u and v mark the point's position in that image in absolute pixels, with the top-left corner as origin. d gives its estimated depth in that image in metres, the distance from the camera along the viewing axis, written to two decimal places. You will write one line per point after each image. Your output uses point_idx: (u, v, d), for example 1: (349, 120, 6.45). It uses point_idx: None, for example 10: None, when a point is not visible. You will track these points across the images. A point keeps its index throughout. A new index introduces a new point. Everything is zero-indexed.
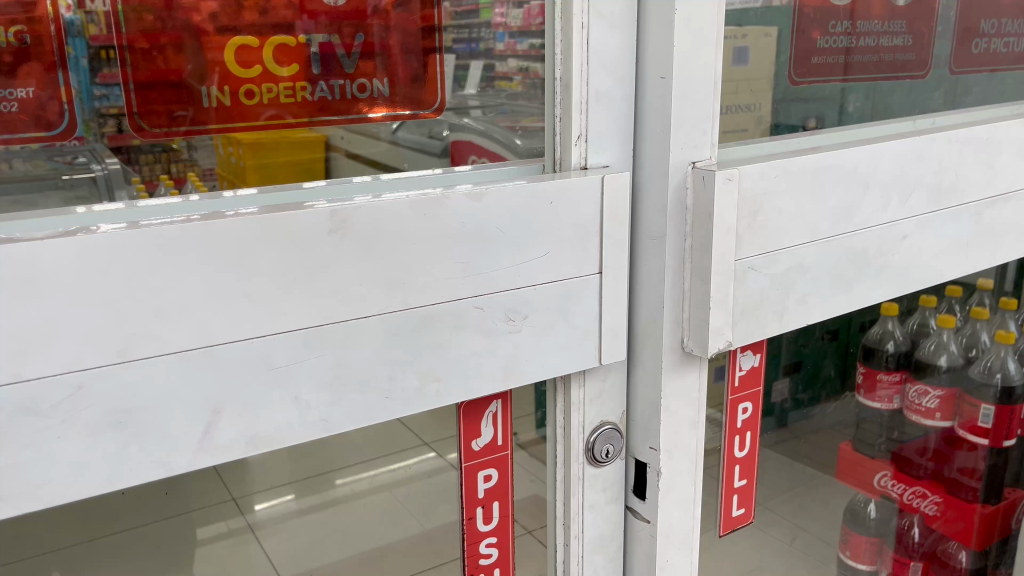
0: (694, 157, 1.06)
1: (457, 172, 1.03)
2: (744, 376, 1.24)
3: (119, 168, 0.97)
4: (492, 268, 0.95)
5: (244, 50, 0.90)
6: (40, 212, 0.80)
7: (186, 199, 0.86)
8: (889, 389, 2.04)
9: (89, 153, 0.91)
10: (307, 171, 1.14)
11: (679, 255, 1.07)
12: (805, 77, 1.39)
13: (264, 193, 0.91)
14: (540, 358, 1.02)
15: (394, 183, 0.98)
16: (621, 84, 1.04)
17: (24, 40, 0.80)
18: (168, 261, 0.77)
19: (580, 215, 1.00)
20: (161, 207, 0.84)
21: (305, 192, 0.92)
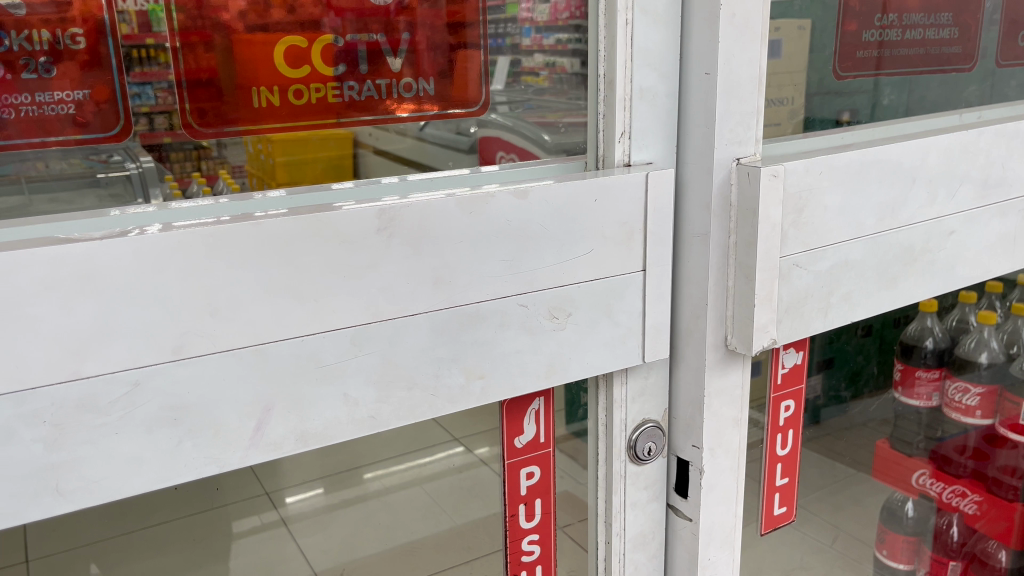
0: (739, 153, 1.05)
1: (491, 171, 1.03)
2: (786, 374, 1.23)
3: (154, 166, 0.87)
4: (536, 266, 0.95)
5: (293, 50, 0.90)
6: (86, 215, 0.81)
7: (217, 201, 0.87)
8: (928, 387, 2.03)
9: (127, 153, 0.84)
10: (341, 172, 1.01)
11: (723, 251, 1.07)
12: (849, 72, 1.36)
13: (298, 195, 0.92)
14: (585, 358, 1.01)
15: (430, 183, 0.99)
16: (664, 80, 1.03)
17: (82, 43, 0.79)
18: (220, 260, 0.78)
19: (625, 213, 0.99)
20: (195, 208, 0.86)
21: (334, 193, 0.93)
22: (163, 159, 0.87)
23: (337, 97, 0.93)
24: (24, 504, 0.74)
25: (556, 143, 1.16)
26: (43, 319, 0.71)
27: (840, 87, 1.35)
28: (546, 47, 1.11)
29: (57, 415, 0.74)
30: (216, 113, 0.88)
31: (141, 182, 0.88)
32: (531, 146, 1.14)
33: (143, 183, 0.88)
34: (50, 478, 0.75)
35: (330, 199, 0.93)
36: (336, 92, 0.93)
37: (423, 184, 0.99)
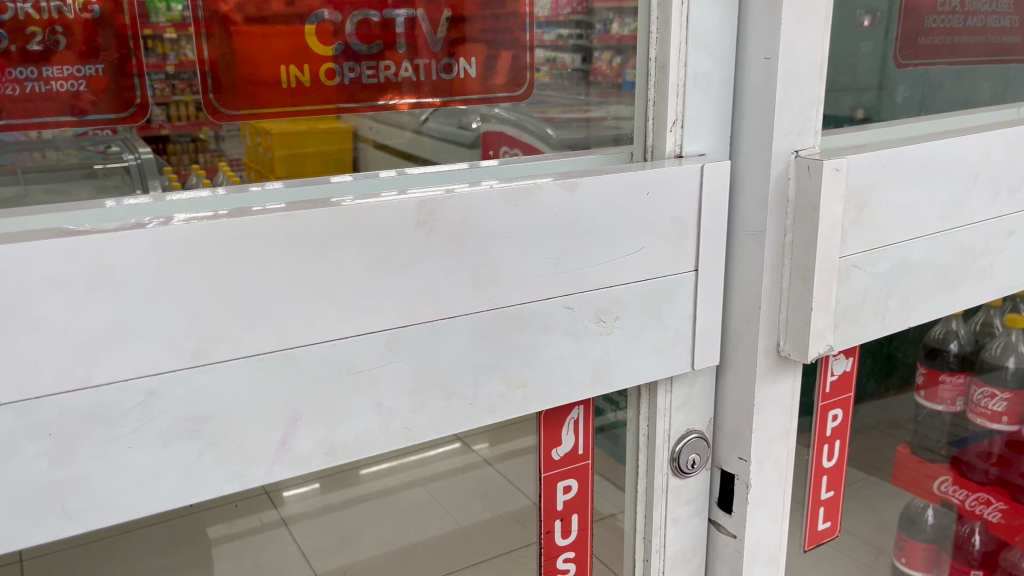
0: (798, 145, 0.97)
1: (516, 162, 0.95)
2: (834, 382, 1.16)
3: (154, 160, 0.89)
4: (583, 265, 0.87)
5: (320, 35, 0.79)
6: (78, 205, 0.74)
7: (215, 193, 0.79)
8: (954, 392, 1.98)
9: (125, 145, 0.82)
10: (341, 165, 0.95)
11: (779, 250, 0.99)
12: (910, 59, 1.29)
13: (295, 187, 0.82)
14: (632, 365, 0.94)
15: (447, 176, 0.89)
16: (720, 65, 0.95)
17: (91, 25, 0.69)
18: (247, 255, 0.70)
19: (678, 208, 0.92)
20: (195, 200, 0.77)
21: (332, 187, 0.83)
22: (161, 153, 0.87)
23: (369, 81, 0.82)
24: (28, 526, 0.66)
25: (561, 138, 1.14)
26: (51, 320, 0.64)
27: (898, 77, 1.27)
28: (546, 43, 0.98)
29: (65, 427, 0.66)
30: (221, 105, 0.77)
31: (140, 175, 0.91)
32: (536, 141, 1.15)
33: (142, 175, 0.91)
34: (57, 497, 0.67)
35: (335, 192, 0.83)
36: (365, 75, 0.82)
37: (442, 178, 0.89)
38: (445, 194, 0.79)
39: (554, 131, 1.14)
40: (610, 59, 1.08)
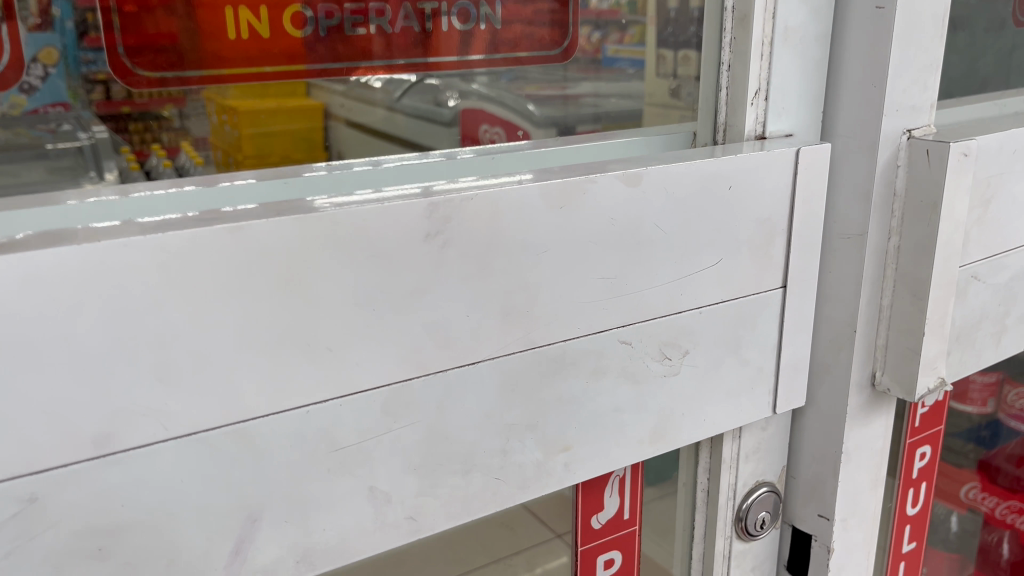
0: (912, 122, 0.74)
1: (551, 145, 0.71)
2: (926, 415, 0.92)
3: (108, 136, 0.64)
4: (646, 286, 0.64)
5: None
6: (26, 202, 0.51)
7: (183, 189, 0.55)
8: (985, 392, 1.23)
9: (77, 122, 0.61)
10: (310, 147, 0.73)
11: (881, 259, 0.76)
12: None
13: (274, 180, 0.58)
14: (700, 411, 0.71)
15: (461, 169, 0.65)
16: (814, 18, 0.72)
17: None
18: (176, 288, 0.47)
19: (764, 207, 0.69)
20: (153, 200, 0.54)
21: (301, 183, 0.58)
22: (120, 133, 0.64)
23: (354, 31, 0.59)
24: None
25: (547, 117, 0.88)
26: None
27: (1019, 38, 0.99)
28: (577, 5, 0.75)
29: None
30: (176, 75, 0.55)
31: (94, 153, 0.67)
32: (515, 118, 0.87)
33: (96, 156, 0.67)
34: None
35: (311, 190, 0.59)
36: (346, 22, 0.59)
37: (448, 169, 0.65)
38: (422, 189, 0.56)
39: (536, 108, 0.87)
40: (590, 35, 0.78)
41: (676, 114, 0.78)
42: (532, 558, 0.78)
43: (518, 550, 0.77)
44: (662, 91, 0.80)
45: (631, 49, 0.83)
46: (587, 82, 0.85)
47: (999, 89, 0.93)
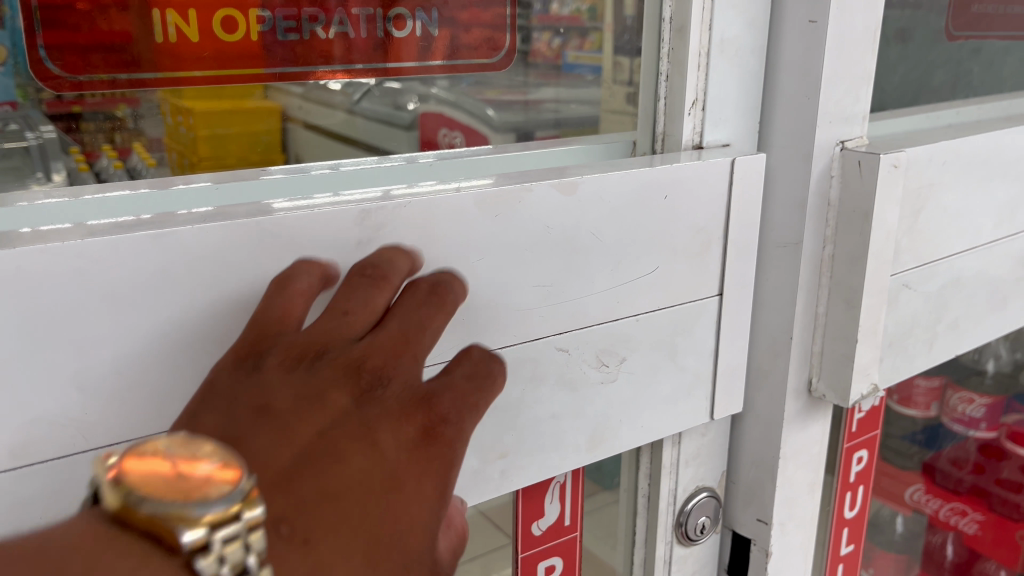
0: (845, 134, 0.75)
1: (502, 151, 0.71)
2: (862, 419, 0.94)
3: (55, 136, 0.54)
4: (582, 294, 0.64)
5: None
6: None
7: (135, 191, 0.54)
8: (929, 397, 1.25)
9: (22, 120, 0.52)
10: (269, 151, 0.65)
11: (817, 267, 0.77)
12: (964, 31, 0.98)
13: (227, 184, 0.57)
14: (638, 417, 0.72)
15: (412, 172, 0.64)
16: (750, 30, 0.74)
17: None
18: (96, 297, 0.46)
19: (701, 215, 0.70)
20: (100, 203, 0.52)
21: (250, 187, 0.57)
22: (69, 131, 0.54)
23: (286, 37, 0.56)
24: None
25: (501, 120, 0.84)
26: None
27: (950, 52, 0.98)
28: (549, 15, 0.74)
29: None
30: (126, 76, 0.52)
31: (41, 153, 0.55)
32: (475, 122, 0.82)
33: (43, 157, 0.55)
34: None
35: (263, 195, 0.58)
36: (278, 28, 0.56)
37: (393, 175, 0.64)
38: (382, 194, 0.56)
39: (492, 113, 0.82)
40: (550, 41, 0.77)
41: (628, 122, 0.79)
42: (488, 562, 0.78)
43: (472, 556, 0.77)
44: (617, 98, 0.80)
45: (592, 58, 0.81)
46: (552, 86, 0.83)
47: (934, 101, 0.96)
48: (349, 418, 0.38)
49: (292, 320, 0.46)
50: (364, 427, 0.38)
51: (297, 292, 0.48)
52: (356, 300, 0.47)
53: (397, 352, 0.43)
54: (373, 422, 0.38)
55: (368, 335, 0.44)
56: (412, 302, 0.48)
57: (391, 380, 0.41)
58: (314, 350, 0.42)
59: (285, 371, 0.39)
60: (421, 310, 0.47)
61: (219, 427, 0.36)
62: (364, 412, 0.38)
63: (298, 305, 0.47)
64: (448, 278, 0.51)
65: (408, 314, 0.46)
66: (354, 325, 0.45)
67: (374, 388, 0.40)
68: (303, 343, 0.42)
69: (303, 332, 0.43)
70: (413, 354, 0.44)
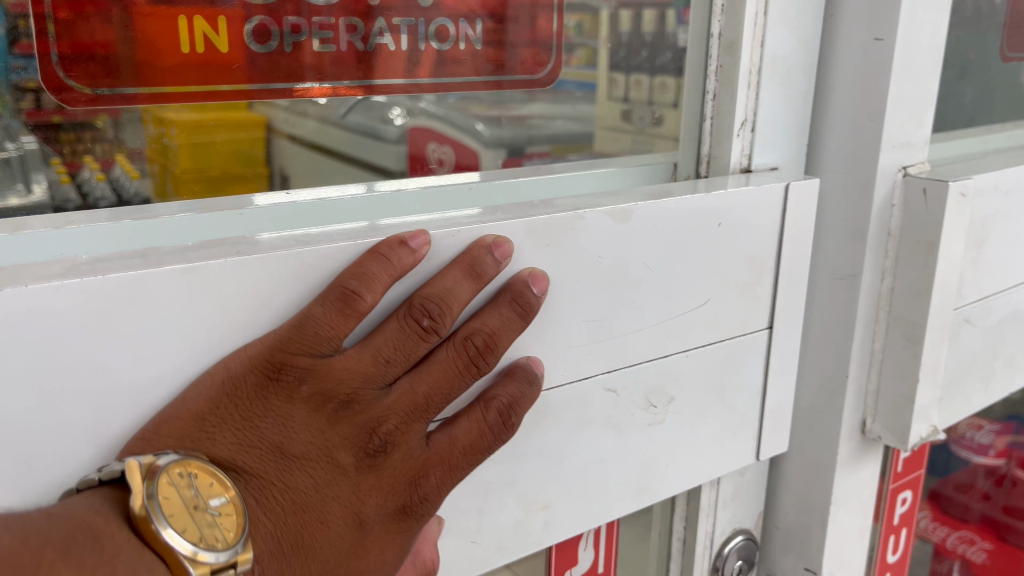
0: (907, 158, 0.71)
1: (528, 173, 0.64)
2: (908, 459, 0.87)
3: (37, 146, 0.45)
4: (634, 328, 0.59)
5: None
6: None
7: (120, 222, 0.46)
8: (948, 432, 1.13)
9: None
10: (252, 163, 0.56)
11: (874, 301, 0.73)
12: (1017, 52, 0.94)
13: (227, 210, 0.49)
14: (684, 461, 0.67)
15: (434, 198, 0.58)
16: (803, 47, 0.69)
17: None
18: (122, 347, 0.38)
19: (753, 245, 0.65)
20: (82, 233, 0.45)
21: (256, 216, 0.50)
22: (48, 141, 0.45)
23: (324, 49, 0.50)
24: None
25: (494, 136, 0.69)
26: None
27: (1005, 75, 0.93)
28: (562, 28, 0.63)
29: None
30: (109, 91, 0.44)
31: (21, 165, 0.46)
32: (463, 136, 0.66)
33: (23, 168, 0.46)
34: None
35: (278, 225, 0.51)
36: (314, 38, 0.49)
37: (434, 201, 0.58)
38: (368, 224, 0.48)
39: (486, 129, 0.68)
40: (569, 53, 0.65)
41: (626, 139, 0.73)
42: None
43: None
44: (615, 114, 0.72)
45: (580, 72, 0.66)
46: (546, 101, 0.66)
47: (991, 126, 0.91)
48: (340, 484, 0.43)
49: (335, 342, 0.42)
50: (350, 497, 0.43)
51: (345, 312, 0.42)
52: (398, 349, 0.44)
53: (407, 424, 0.44)
54: (362, 492, 0.43)
55: (394, 392, 0.44)
56: (441, 372, 0.45)
57: (396, 451, 0.44)
58: (342, 397, 0.42)
59: (310, 413, 0.42)
60: (449, 380, 0.46)
61: (237, 447, 0.40)
62: (356, 478, 0.43)
63: (349, 323, 0.42)
64: (509, 316, 0.48)
65: (435, 383, 0.45)
66: (391, 370, 0.44)
67: (378, 458, 0.44)
68: (333, 384, 0.42)
69: (342, 355, 0.42)
70: (427, 421, 0.45)
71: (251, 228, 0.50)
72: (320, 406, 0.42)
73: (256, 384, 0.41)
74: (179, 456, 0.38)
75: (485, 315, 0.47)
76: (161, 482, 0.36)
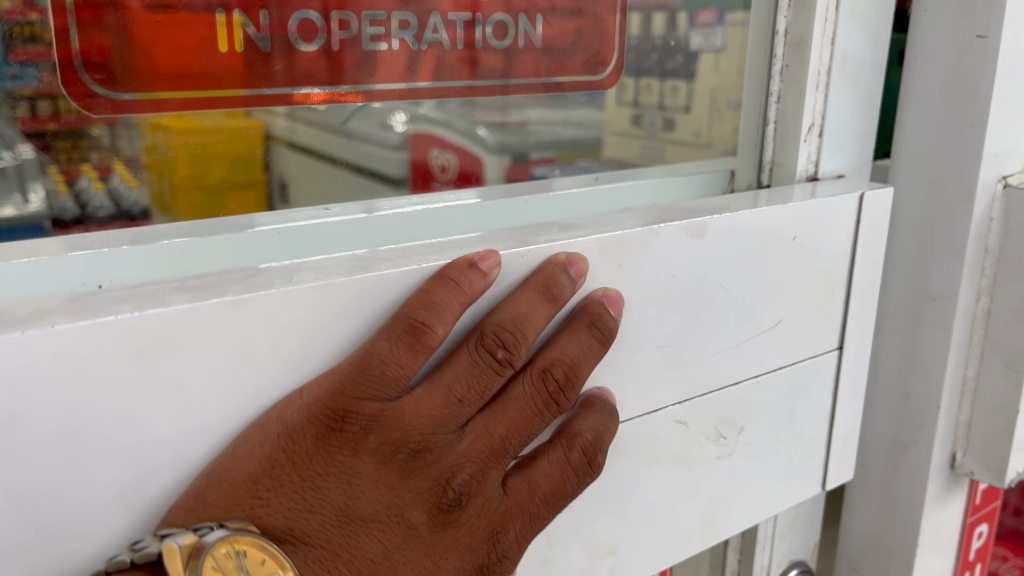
0: (1006, 167, 0.64)
1: (588, 183, 0.58)
2: (985, 489, 0.77)
3: (34, 155, 0.39)
4: (707, 354, 0.54)
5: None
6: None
7: (149, 246, 0.41)
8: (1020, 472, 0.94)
9: None
10: (252, 168, 0.46)
11: (967, 325, 0.66)
12: None
13: (268, 229, 0.44)
14: (752, 495, 0.61)
15: (489, 212, 0.52)
16: (873, 45, 0.64)
17: None
18: (161, 399, 0.33)
19: (826, 260, 0.60)
20: (107, 259, 0.40)
21: (299, 234, 0.45)
22: (46, 149, 0.39)
23: (376, 47, 0.46)
24: None
25: (495, 144, 0.58)
26: None
27: None
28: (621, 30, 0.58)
29: None
30: (108, 96, 0.39)
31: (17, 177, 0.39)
32: (469, 143, 0.56)
33: (19, 178, 0.39)
34: None
35: (323, 244, 0.46)
36: (365, 35, 0.45)
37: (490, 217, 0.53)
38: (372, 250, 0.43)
39: (489, 133, 0.57)
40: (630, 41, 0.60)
41: (636, 145, 0.64)
42: None
43: None
44: (625, 119, 0.62)
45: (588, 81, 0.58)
46: (547, 106, 0.57)
47: None
48: (413, 546, 0.37)
49: (403, 383, 0.37)
50: (425, 561, 0.38)
51: (414, 348, 0.37)
52: (472, 386, 0.39)
53: (484, 472, 0.39)
54: (437, 552, 0.38)
55: (467, 435, 0.39)
56: (518, 410, 0.40)
57: (473, 504, 0.39)
58: (412, 447, 0.37)
59: (377, 466, 0.37)
60: (527, 418, 0.40)
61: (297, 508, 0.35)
62: (430, 538, 0.38)
63: (418, 360, 0.37)
64: (588, 342, 0.43)
65: (512, 423, 0.40)
66: (464, 413, 0.39)
67: (455, 514, 0.38)
68: (402, 432, 0.37)
69: (410, 397, 0.37)
70: (505, 467, 0.40)
71: (292, 249, 0.45)
72: (388, 459, 0.37)
73: (316, 436, 0.36)
74: (228, 532, 0.32)
75: (563, 343, 0.42)
76: (206, 567, 0.31)
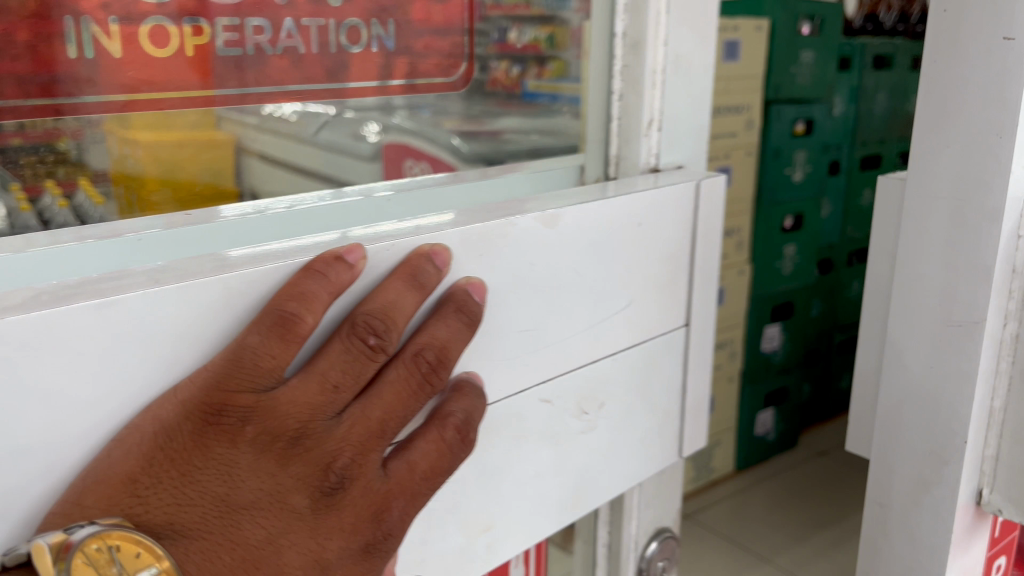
0: None
1: (449, 181, 0.61)
2: (1003, 521, 0.75)
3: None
4: (566, 335, 0.58)
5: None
6: None
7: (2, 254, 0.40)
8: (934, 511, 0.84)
9: None
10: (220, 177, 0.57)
11: (994, 351, 0.63)
12: None
13: (127, 237, 0.44)
14: (615, 465, 0.66)
15: (352, 213, 0.54)
16: (701, 46, 0.70)
17: None
18: (32, 405, 0.33)
19: (669, 243, 0.65)
20: None
21: (161, 241, 0.45)
22: (13, 165, 0.46)
23: (230, 51, 0.50)
24: None
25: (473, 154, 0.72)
26: None
27: None
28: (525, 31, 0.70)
29: None
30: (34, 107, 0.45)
31: None
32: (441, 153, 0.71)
33: None
34: None
35: (186, 248, 0.46)
36: (219, 41, 0.50)
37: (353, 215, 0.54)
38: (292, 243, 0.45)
39: (463, 142, 0.72)
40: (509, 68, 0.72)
41: None
42: None
43: None
44: None
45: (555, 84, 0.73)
46: (516, 112, 0.74)
47: None
48: (296, 530, 0.38)
49: (276, 373, 0.38)
50: (310, 544, 0.39)
51: (287, 340, 0.38)
52: (347, 372, 0.40)
53: (363, 455, 0.41)
54: (322, 534, 0.39)
55: (345, 421, 0.40)
56: (393, 395, 0.42)
57: (355, 486, 0.40)
58: (291, 434, 0.38)
59: (256, 455, 0.38)
60: (402, 401, 0.42)
61: (176, 503, 0.36)
62: (315, 520, 0.39)
63: (290, 350, 0.38)
64: (456, 326, 0.45)
65: (388, 407, 0.42)
66: (339, 399, 0.40)
67: (337, 495, 0.40)
68: (279, 420, 0.38)
69: (286, 387, 0.39)
70: (384, 449, 0.42)
71: (154, 254, 0.45)
72: (267, 447, 0.38)
73: (192, 431, 0.36)
74: (99, 527, 0.33)
75: (433, 328, 0.45)
76: (76, 563, 0.31)
